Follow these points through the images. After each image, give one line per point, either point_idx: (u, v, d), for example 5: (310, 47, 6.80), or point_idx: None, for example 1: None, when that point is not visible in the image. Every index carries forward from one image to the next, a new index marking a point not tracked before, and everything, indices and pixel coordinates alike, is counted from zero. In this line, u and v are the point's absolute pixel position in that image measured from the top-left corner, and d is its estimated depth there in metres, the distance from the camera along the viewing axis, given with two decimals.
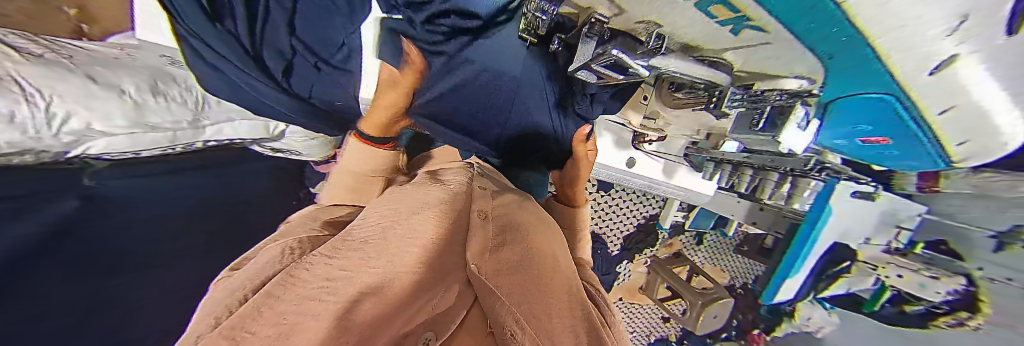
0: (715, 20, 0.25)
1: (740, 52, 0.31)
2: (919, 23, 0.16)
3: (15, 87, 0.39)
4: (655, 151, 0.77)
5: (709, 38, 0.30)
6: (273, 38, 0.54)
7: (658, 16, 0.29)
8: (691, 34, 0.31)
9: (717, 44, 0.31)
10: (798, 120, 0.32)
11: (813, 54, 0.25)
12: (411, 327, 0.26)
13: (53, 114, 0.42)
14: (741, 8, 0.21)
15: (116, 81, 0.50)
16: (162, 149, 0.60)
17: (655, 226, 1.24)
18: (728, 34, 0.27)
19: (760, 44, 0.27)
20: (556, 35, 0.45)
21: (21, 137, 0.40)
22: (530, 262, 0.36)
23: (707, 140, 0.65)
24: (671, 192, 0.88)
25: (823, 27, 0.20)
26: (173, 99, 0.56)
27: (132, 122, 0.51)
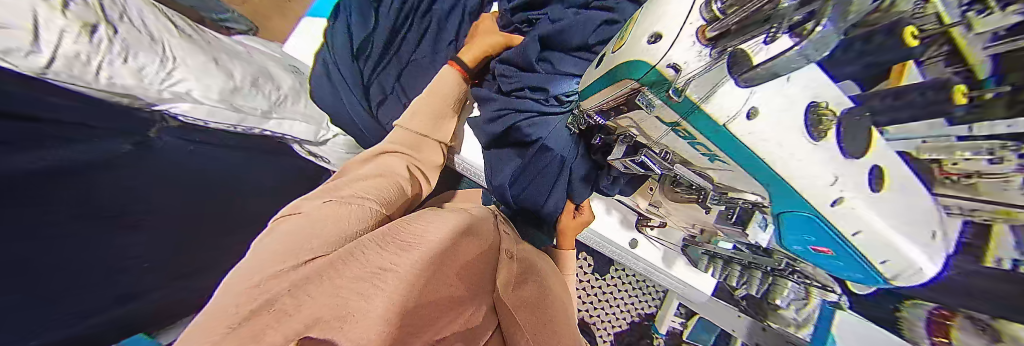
0: (693, 147, 0.30)
1: (719, 173, 0.33)
2: (808, 178, 0.20)
3: (158, 52, 0.50)
4: (656, 238, 0.80)
5: (697, 159, 0.33)
6: (383, 78, 0.67)
7: (674, 144, 0.32)
8: (684, 153, 0.34)
9: (701, 163, 0.34)
10: (756, 223, 0.42)
11: (757, 187, 0.28)
12: (444, 333, 0.24)
13: (169, 76, 0.51)
14: (711, 148, 0.26)
15: (231, 68, 0.61)
16: (228, 126, 0.62)
17: (650, 329, 1.14)
18: (705, 159, 0.32)
19: (724, 169, 0.30)
20: (596, 133, 0.54)
21: (135, 83, 0.46)
22: (543, 303, 0.37)
23: (699, 235, 0.67)
24: (667, 281, 0.88)
25: (763, 180, 0.24)
26: (262, 92, 0.66)
27: (221, 98, 0.57)
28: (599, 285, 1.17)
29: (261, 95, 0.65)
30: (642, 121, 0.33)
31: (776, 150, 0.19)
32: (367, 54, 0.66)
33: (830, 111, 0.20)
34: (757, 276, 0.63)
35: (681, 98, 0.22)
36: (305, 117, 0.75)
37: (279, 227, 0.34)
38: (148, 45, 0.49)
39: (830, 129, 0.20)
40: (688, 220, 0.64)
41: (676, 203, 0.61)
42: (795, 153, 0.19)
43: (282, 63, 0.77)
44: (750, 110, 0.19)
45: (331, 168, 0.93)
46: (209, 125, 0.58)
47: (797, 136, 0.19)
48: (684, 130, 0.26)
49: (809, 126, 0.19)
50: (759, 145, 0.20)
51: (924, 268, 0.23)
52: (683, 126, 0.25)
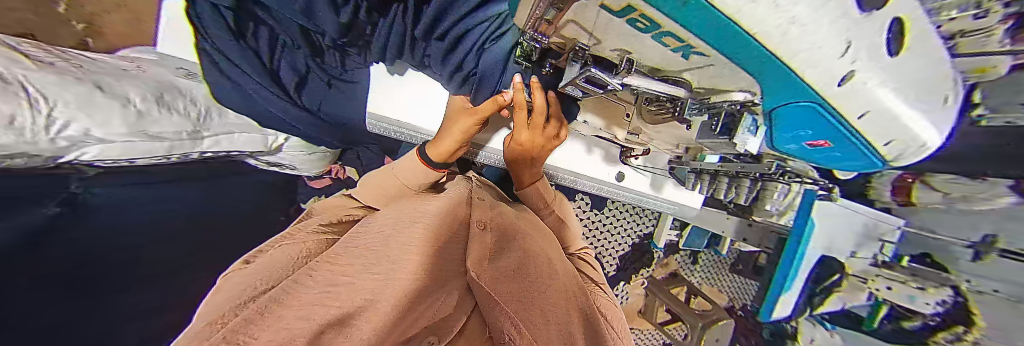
0: (668, 48, 0.26)
1: (695, 74, 0.31)
2: (821, 50, 0.18)
3: (22, 91, 0.38)
4: (641, 165, 0.79)
5: (667, 63, 0.30)
6: (292, 57, 0.53)
7: (625, 44, 0.29)
8: (653, 59, 0.30)
9: (674, 68, 0.31)
10: (746, 127, 0.40)
11: (747, 75, 0.25)
12: (414, 330, 0.27)
13: (53, 119, 0.41)
14: (679, 37, 0.22)
15: (124, 91, 0.51)
16: (156, 158, 0.58)
17: (650, 245, 1.24)
18: (679, 58, 0.28)
19: (704, 66, 0.28)
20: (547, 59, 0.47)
21: (17, 139, 0.37)
22: (526, 268, 0.37)
23: (686, 154, 0.67)
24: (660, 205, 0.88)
25: (760, 65, 0.22)
26: (177, 111, 0.57)
27: (133, 128, 0.50)
28: (598, 219, 1.19)
29: (178, 116, 0.57)
30: (588, 25, 0.27)
31: (787, 28, 0.16)
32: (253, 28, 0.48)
33: None
34: (747, 185, 0.69)
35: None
36: (242, 126, 0.68)
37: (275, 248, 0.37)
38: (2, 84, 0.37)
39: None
40: (672, 140, 0.62)
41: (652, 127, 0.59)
42: (811, 37, 0.17)
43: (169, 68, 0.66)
44: None
45: (300, 173, 0.89)
46: (137, 162, 0.55)
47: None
48: (641, 16, 0.21)
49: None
50: (746, 16, 0.16)
51: (922, 128, 0.27)
52: (647, 13, 0.20)
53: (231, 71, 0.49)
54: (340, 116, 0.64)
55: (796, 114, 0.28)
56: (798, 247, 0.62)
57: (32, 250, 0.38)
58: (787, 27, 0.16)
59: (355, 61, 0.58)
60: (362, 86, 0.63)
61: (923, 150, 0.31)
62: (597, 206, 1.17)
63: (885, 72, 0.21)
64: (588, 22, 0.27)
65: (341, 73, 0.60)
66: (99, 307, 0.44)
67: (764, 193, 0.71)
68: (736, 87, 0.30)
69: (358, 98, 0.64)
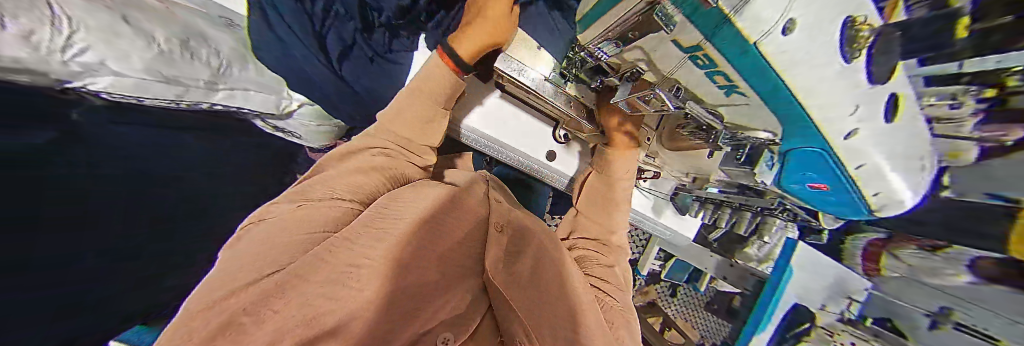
0: (715, 84, 0.30)
1: (730, 110, 0.34)
2: (839, 101, 0.22)
3: (46, 8, 0.37)
4: (646, 187, 0.83)
5: (709, 95, 0.33)
6: (340, 26, 0.54)
7: (677, 72, 0.32)
8: (699, 90, 0.34)
9: (711, 100, 0.35)
10: (766, 162, 0.39)
11: (772, 116, 0.29)
12: (433, 323, 0.33)
13: (71, 43, 0.39)
14: (729, 78, 0.26)
15: (150, 30, 0.50)
16: (168, 102, 0.55)
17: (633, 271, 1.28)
18: (720, 93, 0.31)
19: (741, 105, 0.31)
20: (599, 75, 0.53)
21: (30, 55, 0.35)
22: (533, 278, 0.43)
23: (691, 183, 0.67)
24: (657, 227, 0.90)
25: (788, 110, 0.25)
26: (199, 58, 0.56)
27: (150, 69, 0.49)
28: None
29: (199, 63, 0.56)
30: (653, 52, 0.32)
31: (818, 77, 0.20)
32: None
33: (867, 26, 0.18)
34: (747, 216, 0.77)
35: (713, 8, 0.19)
36: (261, 86, 0.67)
37: (300, 210, 0.38)
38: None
39: (863, 51, 0.19)
40: (686, 166, 0.62)
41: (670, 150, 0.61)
42: (834, 90, 0.21)
43: (213, 18, 0.66)
44: (786, 23, 0.17)
45: (304, 144, 0.88)
46: (145, 102, 0.52)
47: (834, 62, 0.19)
48: (704, 55, 0.25)
49: (846, 49, 0.18)
50: (785, 66, 0.20)
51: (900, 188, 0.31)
52: (709, 52, 0.24)
53: (277, 26, 0.49)
54: (372, 92, 0.60)
55: (809, 159, 0.33)
56: (773, 290, 0.67)
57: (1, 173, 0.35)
58: (819, 76, 0.20)
59: (401, 44, 0.59)
60: (403, 68, 0.59)
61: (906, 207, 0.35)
62: None
63: (882, 138, 0.25)
64: (653, 48, 0.31)
65: (386, 52, 0.59)
66: (60, 248, 0.41)
67: (764, 225, 0.74)
68: (762, 128, 0.34)
69: (396, 78, 0.59)
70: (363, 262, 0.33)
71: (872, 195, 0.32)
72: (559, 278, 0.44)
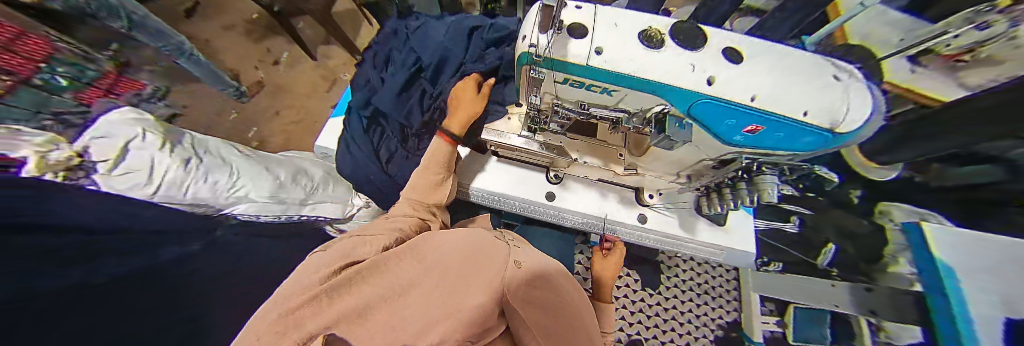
0: (598, 93, 0.33)
1: (630, 104, 0.33)
2: (675, 72, 0.27)
3: (224, 168, 0.66)
4: (662, 206, 0.59)
5: (596, 101, 0.36)
6: (387, 142, 0.69)
7: (580, 97, 0.36)
8: (590, 100, 0.36)
9: (608, 102, 0.35)
10: (673, 126, 0.30)
11: (658, 102, 0.31)
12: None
13: (234, 185, 0.65)
14: (600, 86, 0.31)
15: (275, 169, 0.76)
16: (276, 217, 0.73)
17: (743, 339, 0.93)
18: (606, 97, 0.34)
19: (626, 102, 0.33)
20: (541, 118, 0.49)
21: (206, 194, 0.60)
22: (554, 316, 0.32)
23: (689, 183, 0.50)
24: (701, 251, 0.62)
25: (658, 96, 0.30)
26: (300, 184, 0.78)
27: (267, 193, 0.69)
28: (657, 305, 0.98)
29: (298, 187, 0.77)
30: (556, 92, 0.37)
31: (636, 63, 0.28)
32: (378, 124, 0.70)
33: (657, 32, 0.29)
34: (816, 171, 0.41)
35: (543, 59, 0.30)
36: (334, 198, 0.85)
37: (346, 241, 0.34)
38: (218, 164, 0.65)
39: (664, 40, 0.29)
40: (668, 168, 0.48)
41: (644, 160, 0.49)
42: (658, 66, 0.28)
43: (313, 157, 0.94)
44: (597, 48, 0.29)
45: None
46: (261, 218, 0.70)
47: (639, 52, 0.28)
48: (574, 81, 0.32)
49: (645, 42, 0.29)
50: (614, 66, 0.28)
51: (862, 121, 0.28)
52: (569, 77, 0.31)
53: (347, 145, 0.66)
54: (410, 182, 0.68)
55: (709, 117, 0.29)
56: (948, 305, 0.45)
57: (183, 258, 0.43)
58: (635, 63, 0.28)
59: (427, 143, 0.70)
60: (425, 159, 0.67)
61: (872, 128, 0.29)
62: (652, 285, 0.99)
63: (743, 74, 0.28)
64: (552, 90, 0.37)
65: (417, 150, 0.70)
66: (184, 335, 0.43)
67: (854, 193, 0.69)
68: (652, 104, 0.31)
69: None
70: (444, 279, 0.29)
71: (819, 124, 0.27)
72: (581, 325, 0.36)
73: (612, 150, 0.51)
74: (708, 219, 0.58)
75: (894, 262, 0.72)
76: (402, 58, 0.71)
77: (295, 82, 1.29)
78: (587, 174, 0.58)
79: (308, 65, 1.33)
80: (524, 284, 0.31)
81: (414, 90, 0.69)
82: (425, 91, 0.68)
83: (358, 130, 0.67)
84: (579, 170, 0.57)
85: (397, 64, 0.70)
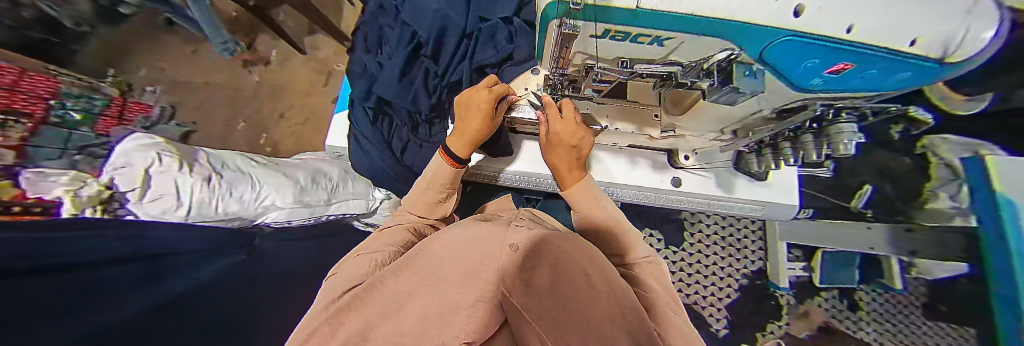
0: (645, 43, 0.29)
1: (684, 53, 0.30)
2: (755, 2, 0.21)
3: (250, 178, 0.67)
4: (697, 167, 0.54)
5: (641, 54, 0.31)
6: (398, 133, 0.66)
7: (621, 51, 0.32)
8: (633, 54, 0.32)
9: (657, 54, 0.31)
10: (741, 72, 0.28)
11: (723, 43, 0.26)
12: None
13: (261, 194, 0.66)
14: (650, 34, 0.26)
15: (296, 174, 0.76)
16: (305, 221, 0.75)
17: (768, 286, 0.95)
18: (655, 47, 0.29)
19: (681, 49, 0.29)
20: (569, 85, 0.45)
21: (239, 207, 0.61)
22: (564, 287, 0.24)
23: (734, 140, 0.45)
24: (738, 208, 0.59)
25: (727, 35, 0.24)
26: (322, 185, 0.78)
27: (297, 199, 0.71)
28: (682, 259, 0.99)
29: (321, 188, 0.78)
30: (592, 51, 0.33)
31: None
32: (386, 115, 0.66)
33: None
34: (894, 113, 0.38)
35: (582, 7, 0.24)
36: (356, 194, 0.86)
37: (356, 261, 0.38)
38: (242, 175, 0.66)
39: None
40: (712, 124, 0.43)
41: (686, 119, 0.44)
42: None
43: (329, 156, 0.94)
44: None
45: None
46: (292, 223, 0.73)
47: None
48: (618, 32, 0.27)
49: None
50: (674, 6, 0.22)
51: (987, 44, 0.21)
52: (613, 28, 0.26)
53: (359, 140, 0.63)
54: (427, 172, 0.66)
55: (794, 53, 0.24)
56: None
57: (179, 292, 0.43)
58: None
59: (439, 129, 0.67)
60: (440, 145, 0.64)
61: (981, 59, 0.24)
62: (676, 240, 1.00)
63: None
64: (587, 48, 0.32)
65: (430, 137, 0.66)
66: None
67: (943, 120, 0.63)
68: (714, 51, 0.28)
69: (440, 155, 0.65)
70: (435, 282, 0.27)
71: (931, 55, 0.21)
72: (622, 294, 0.26)
73: (647, 111, 0.47)
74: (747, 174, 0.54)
75: (932, 198, 0.64)
76: (397, 36, 0.65)
77: (291, 81, 1.24)
78: (616, 141, 0.54)
79: (299, 61, 1.27)
80: (518, 260, 0.26)
81: (416, 72, 0.64)
82: (429, 70, 0.64)
83: (366, 123, 0.63)
84: (610, 138, 0.53)
85: (393, 45, 0.65)
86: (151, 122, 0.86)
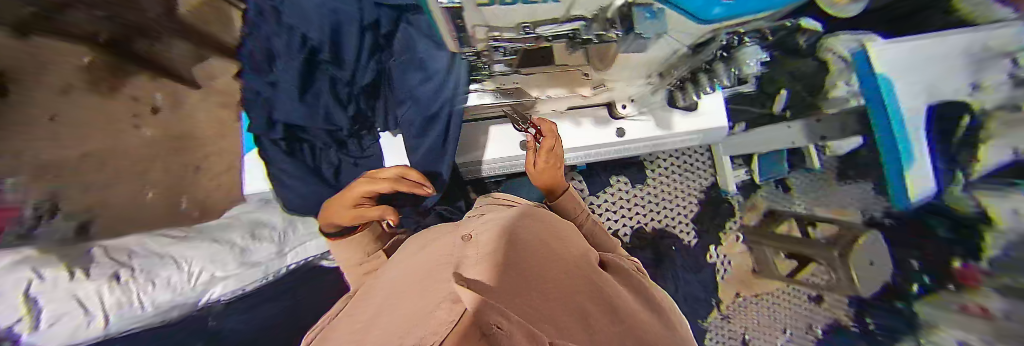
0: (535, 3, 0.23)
1: (583, 6, 0.25)
2: None
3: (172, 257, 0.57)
4: (635, 114, 0.55)
5: (538, 13, 0.26)
6: (325, 156, 0.63)
7: (518, 16, 0.26)
8: (529, 16, 0.26)
9: (557, 12, 0.26)
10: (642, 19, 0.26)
11: None
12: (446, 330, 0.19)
13: (193, 272, 0.57)
14: None
15: (229, 236, 0.68)
16: (262, 278, 0.69)
17: (721, 194, 1.06)
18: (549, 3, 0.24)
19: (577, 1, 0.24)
20: (486, 62, 0.40)
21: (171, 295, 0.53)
22: (529, 274, 0.26)
23: (659, 81, 0.45)
24: (680, 140, 0.62)
25: None
26: (265, 238, 0.71)
27: (239, 262, 0.65)
28: (648, 193, 1.08)
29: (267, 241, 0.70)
30: (488, 20, 0.27)
31: None
32: (301, 141, 0.60)
33: None
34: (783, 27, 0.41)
35: None
36: (313, 233, 0.79)
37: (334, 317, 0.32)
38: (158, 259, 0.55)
39: None
40: (638, 71, 0.42)
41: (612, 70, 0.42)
42: None
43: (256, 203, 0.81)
44: None
45: None
46: (248, 288, 0.66)
47: None
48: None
49: None
50: None
51: None
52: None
53: (283, 178, 0.58)
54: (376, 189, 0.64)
55: None
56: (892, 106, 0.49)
57: None
58: None
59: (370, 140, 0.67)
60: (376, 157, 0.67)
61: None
62: (639, 179, 1.07)
63: None
64: (482, 20, 0.26)
65: (363, 152, 0.67)
66: None
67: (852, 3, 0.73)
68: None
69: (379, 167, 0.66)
70: (407, 300, 0.23)
71: None
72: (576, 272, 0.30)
73: (576, 71, 0.45)
74: (681, 109, 0.55)
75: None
76: (285, 45, 0.50)
77: None
78: (554, 108, 0.53)
79: None
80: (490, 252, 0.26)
81: (320, 83, 0.54)
82: (334, 77, 0.55)
83: (284, 157, 0.57)
84: (547, 106, 0.52)
85: (282, 55, 0.50)
86: None
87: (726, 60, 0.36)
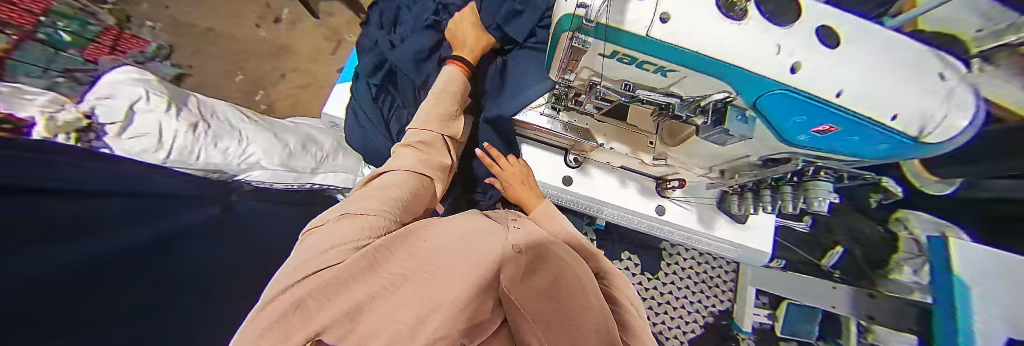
0: (645, 70, 0.29)
1: (684, 87, 0.30)
2: (756, 47, 0.23)
3: (236, 133, 0.65)
4: (682, 198, 0.56)
5: (640, 79, 0.32)
6: (398, 113, 0.65)
7: (623, 74, 0.32)
8: (632, 78, 0.32)
9: (659, 84, 0.31)
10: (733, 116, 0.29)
11: (717, 82, 0.27)
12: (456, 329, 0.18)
13: (245, 151, 0.64)
14: (655, 64, 0.27)
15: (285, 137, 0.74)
16: (287, 185, 0.74)
17: (731, 327, 0.96)
18: (655, 75, 0.30)
19: (678, 82, 0.29)
20: (572, 97, 0.44)
21: (220, 160, 0.60)
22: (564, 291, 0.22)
23: (721, 178, 0.47)
24: (715, 246, 0.61)
25: (720, 74, 0.25)
26: (310, 153, 0.77)
27: (281, 162, 0.69)
28: (654, 287, 1.01)
29: (310, 156, 0.76)
30: (597, 68, 0.32)
31: (714, 36, 0.23)
32: (387, 93, 0.65)
33: None
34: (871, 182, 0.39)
35: (593, 24, 0.24)
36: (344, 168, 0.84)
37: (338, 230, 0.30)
38: (231, 130, 0.64)
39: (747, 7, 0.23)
40: (706, 160, 0.44)
41: (680, 151, 0.45)
42: (734, 43, 0.23)
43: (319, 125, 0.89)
44: (662, 15, 0.22)
45: None
46: (274, 186, 0.71)
47: (717, 22, 0.22)
48: (623, 55, 0.27)
49: (724, 11, 0.23)
50: (678, 40, 0.23)
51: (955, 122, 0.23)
52: (620, 51, 0.27)
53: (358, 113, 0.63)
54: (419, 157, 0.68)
55: (779, 110, 0.26)
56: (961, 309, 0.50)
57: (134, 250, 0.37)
58: (711, 34, 0.22)
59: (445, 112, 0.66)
60: None
61: (957, 143, 0.26)
62: (650, 268, 1.01)
63: (834, 63, 0.23)
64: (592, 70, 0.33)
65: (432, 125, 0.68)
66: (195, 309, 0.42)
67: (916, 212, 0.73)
68: (713, 91, 0.28)
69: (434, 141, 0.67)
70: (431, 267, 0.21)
71: (910, 131, 0.23)
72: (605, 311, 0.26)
73: (642, 137, 0.47)
74: (731, 216, 0.55)
75: (896, 270, 0.70)
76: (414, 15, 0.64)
77: (297, 43, 1.09)
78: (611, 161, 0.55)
79: (309, 25, 1.11)
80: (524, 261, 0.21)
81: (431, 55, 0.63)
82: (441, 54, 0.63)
83: (366, 97, 0.62)
84: (604, 156, 0.54)
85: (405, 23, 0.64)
86: (146, 58, 0.89)
87: (797, 186, 0.36)
